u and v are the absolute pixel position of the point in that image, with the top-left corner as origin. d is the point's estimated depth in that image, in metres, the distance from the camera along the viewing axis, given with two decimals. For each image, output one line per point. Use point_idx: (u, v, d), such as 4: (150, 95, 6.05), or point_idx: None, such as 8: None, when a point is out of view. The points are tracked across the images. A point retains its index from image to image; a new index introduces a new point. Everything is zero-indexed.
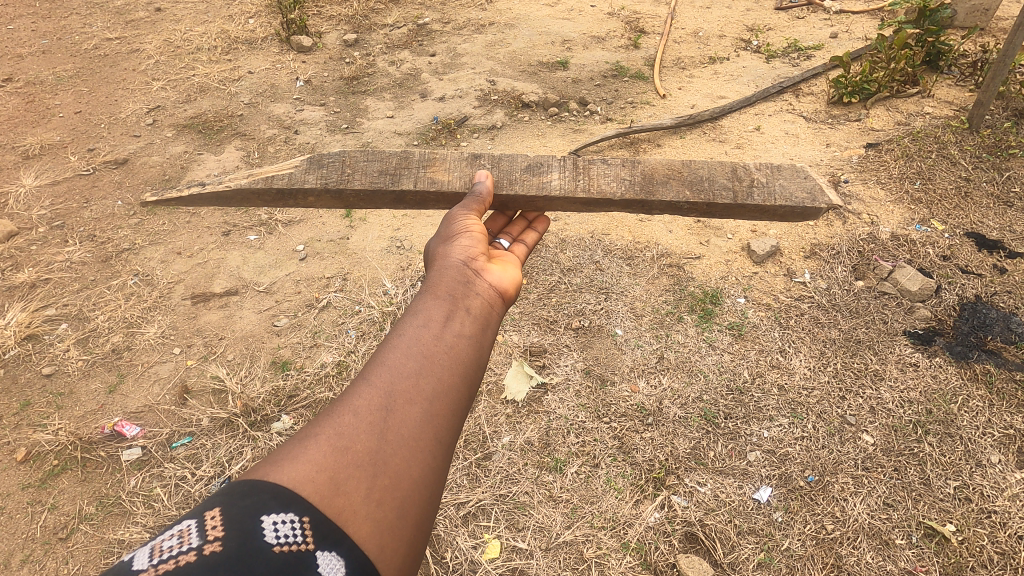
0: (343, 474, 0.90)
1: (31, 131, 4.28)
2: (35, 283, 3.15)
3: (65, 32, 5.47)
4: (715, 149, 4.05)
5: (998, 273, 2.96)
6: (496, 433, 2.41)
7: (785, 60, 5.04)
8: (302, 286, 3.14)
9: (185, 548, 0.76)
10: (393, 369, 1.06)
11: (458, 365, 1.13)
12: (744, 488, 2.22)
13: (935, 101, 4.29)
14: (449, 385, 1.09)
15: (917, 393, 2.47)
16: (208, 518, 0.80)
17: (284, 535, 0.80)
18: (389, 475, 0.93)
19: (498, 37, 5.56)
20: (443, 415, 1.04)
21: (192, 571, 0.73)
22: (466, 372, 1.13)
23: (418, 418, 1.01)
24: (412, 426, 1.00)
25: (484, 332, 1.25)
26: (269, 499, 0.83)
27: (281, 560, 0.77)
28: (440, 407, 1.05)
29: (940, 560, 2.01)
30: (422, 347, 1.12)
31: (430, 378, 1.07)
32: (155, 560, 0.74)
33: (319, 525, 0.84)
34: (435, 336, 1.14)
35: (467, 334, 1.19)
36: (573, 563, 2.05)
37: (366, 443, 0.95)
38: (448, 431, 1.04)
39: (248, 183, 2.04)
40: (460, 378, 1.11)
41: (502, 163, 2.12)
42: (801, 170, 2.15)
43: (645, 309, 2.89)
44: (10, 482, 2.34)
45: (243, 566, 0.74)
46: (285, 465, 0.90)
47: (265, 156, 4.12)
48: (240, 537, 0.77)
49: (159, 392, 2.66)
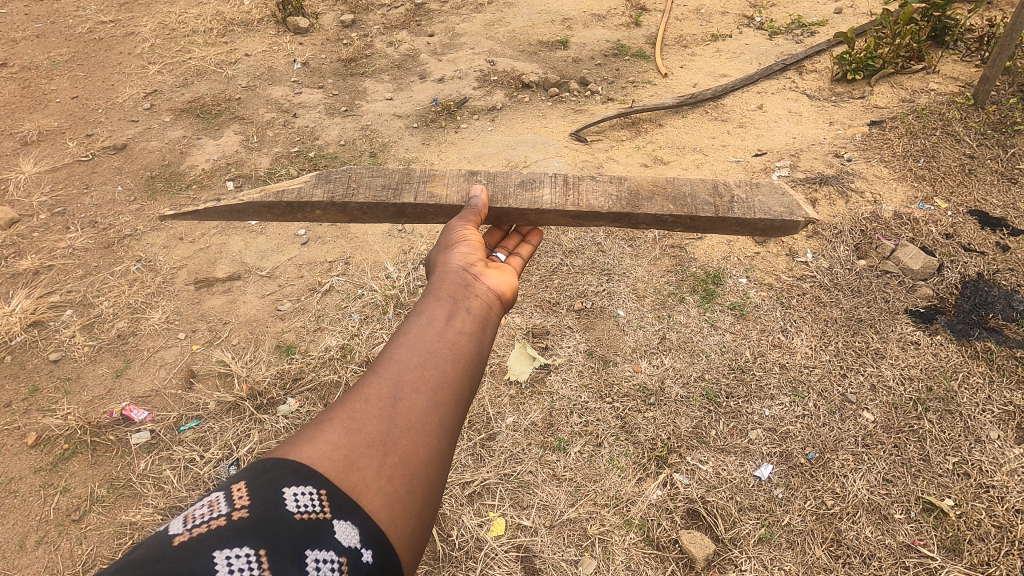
0: (355, 452, 0.92)
1: (28, 116, 4.25)
2: (39, 270, 3.16)
3: (58, 16, 5.41)
4: (717, 128, 4.02)
5: (1001, 251, 2.96)
6: (499, 414, 2.44)
7: (790, 37, 4.98)
8: (305, 270, 3.15)
9: (215, 515, 0.79)
10: (399, 361, 1.08)
11: (462, 360, 1.13)
12: (746, 466, 2.25)
13: (941, 77, 4.24)
14: (453, 378, 1.09)
15: (917, 370, 2.49)
16: (234, 489, 0.82)
17: (305, 505, 0.82)
18: (398, 454, 0.95)
19: (497, 15, 5.48)
20: (448, 403, 1.06)
21: (221, 536, 0.76)
22: (467, 367, 1.14)
23: (424, 405, 1.02)
24: (419, 413, 1.01)
25: (485, 330, 1.25)
26: (289, 473, 0.85)
27: (302, 527, 0.79)
28: (445, 397, 1.06)
29: (937, 533, 2.04)
30: (426, 342, 1.13)
31: (435, 370, 1.08)
32: (188, 525, 0.78)
33: (335, 497, 0.86)
34: (438, 333, 1.15)
35: (468, 331, 1.20)
36: (577, 540, 2.08)
37: (375, 427, 0.96)
38: (453, 419, 1.05)
39: (260, 196, 2.06)
40: (462, 372, 1.11)
41: (496, 180, 2.14)
42: (778, 186, 2.16)
43: (647, 291, 2.90)
44: (22, 466, 2.37)
45: (269, 531, 0.77)
46: (302, 445, 0.92)
47: (264, 140, 4.10)
48: (265, 506, 0.80)
49: (166, 376, 2.69)
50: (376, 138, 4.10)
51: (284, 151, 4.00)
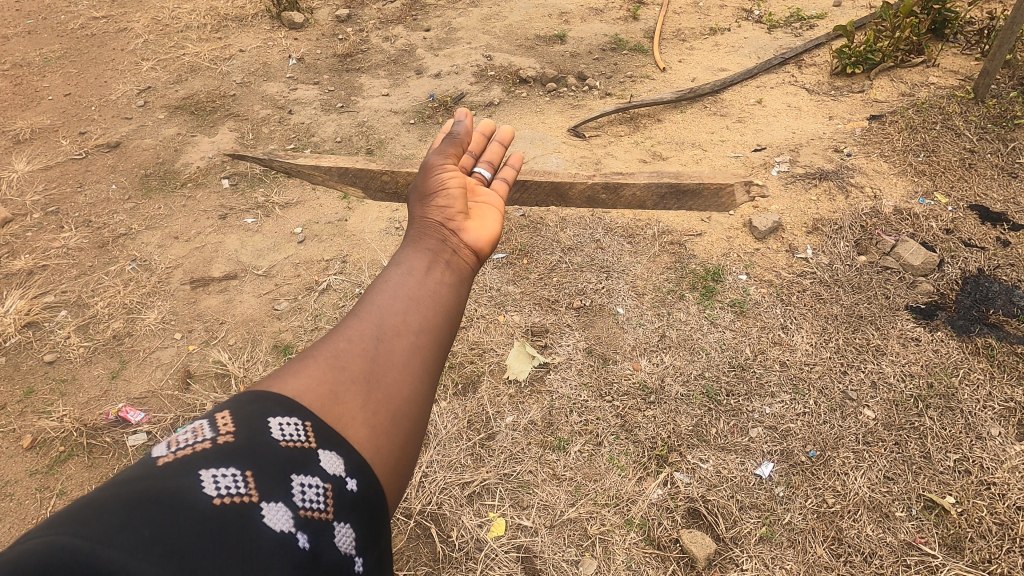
0: (338, 388, 0.91)
1: (20, 114, 4.20)
2: (32, 270, 3.12)
3: (50, 12, 5.35)
4: (715, 123, 3.99)
5: (1001, 246, 2.94)
6: (499, 413, 2.43)
7: (788, 30, 4.95)
8: (302, 269, 3.13)
9: (200, 439, 0.77)
10: (382, 304, 1.06)
11: (446, 306, 1.12)
12: (746, 464, 2.24)
13: (940, 70, 4.21)
14: (437, 322, 1.08)
15: (918, 366, 2.48)
16: (219, 416, 0.80)
17: (290, 433, 0.81)
18: (381, 392, 0.94)
19: (494, 9, 5.45)
20: (431, 346, 1.04)
21: (208, 457, 0.74)
22: (451, 314, 1.12)
23: (407, 348, 1.01)
24: (401, 355, 1.00)
25: (468, 279, 1.23)
26: (274, 403, 0.84)
27: (287, 455, 0.78)
28: (429, 339, 1.05)
29: (939, 531, 2.03)
30: (410, 288, 1.11)
31: (419, 314, 1.06)
32: (172, 448, 0.75)
33: (320, 428, 0.84)
34: (422, 279, 1.13)
35: (451, 279, 1.18)
36: (578, 540, 2.07)
37: (359, 365, 0.95)
38: (436, 362, 1.04)
39: None
40: (442, 318, 1.09)
41: None
42: None
43: (646, 288, 2.89)
44: (17, 469, 2.34)
45: (256, 456, 0.76)
46: (285, 379, 0.90)
47: (260, 137, 4.06)
48: (250, 432, 0.78)
49: (162, 377, 2.66)
50: (373, 134, 4.07)
51: (279, 148, 3.96)
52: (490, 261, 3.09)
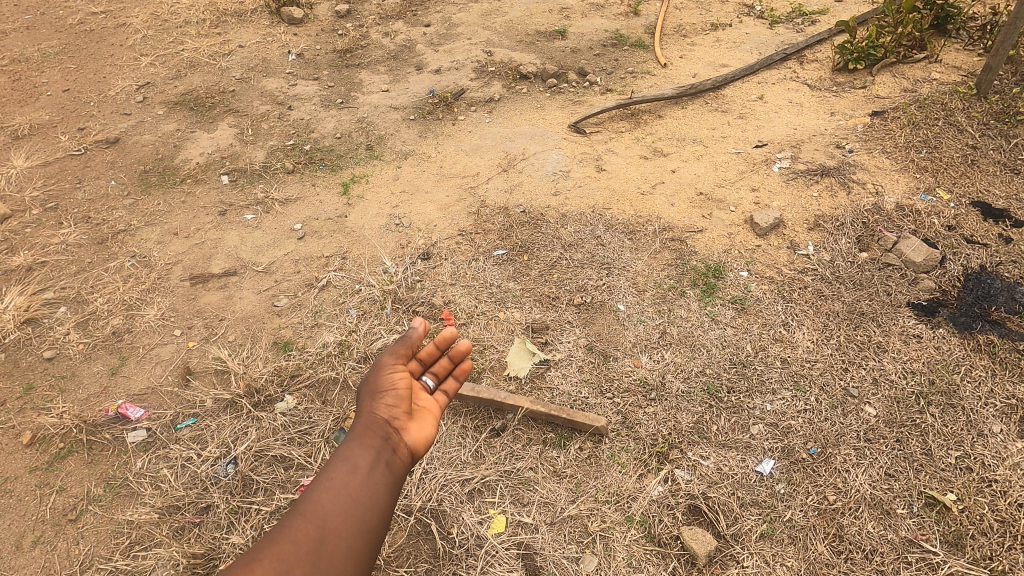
0: None
1: (19, 110, 4.18)
2: (31, 267, 3.11)
3: (48, 7, 5.32)
4: (716, 119, 3.98)
5: (1004, 242, 2.93)
6: (500, 410, 2.43)
7: (790, 26, 4.93)
8: (301, 265, 3.12)
9: None
10: (326, 508, 1.25)
11: (381, 507, 1.31)
12: (747, 461, 2.23)
13: (943, 66, 4.19)
14: (371, 525, 1.28)
15: (919, 363, 2.47)
16: None
17: None
18: None
19: (494, 5, 5.42)
20: (365, 546, 1.24)
21: None
22: (385, 511, 1.32)
23: (344, 552, 1.21)
24: (339, 561, 1.19)
25: (403, 471, 1.41)
26: None
27: None
28: (362, 537, 1.24)
29: (940, 528, 2.02)
30: (350, 490, 1.29)
31: (356, 518, 1.26)
32: None
33: None
34: (362, 480, 1.31)
35: (388, 476, 1.35)
36: (578, 537, 2.06)
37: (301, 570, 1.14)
38: (368, 556, 1.24)
39: None
40: (378, 521, 1.29)
41: None
42: None
43: (647, 284, 2.88)
44: (17, 465, 2.34)
45: None
46: None
47: (259, 133, 4.05)
48: None
49: (162, 373, 2.65)
50: (372, 130, 4.05)
51: (279, 144, 3.95)
52: (490, 257, 3.08)
